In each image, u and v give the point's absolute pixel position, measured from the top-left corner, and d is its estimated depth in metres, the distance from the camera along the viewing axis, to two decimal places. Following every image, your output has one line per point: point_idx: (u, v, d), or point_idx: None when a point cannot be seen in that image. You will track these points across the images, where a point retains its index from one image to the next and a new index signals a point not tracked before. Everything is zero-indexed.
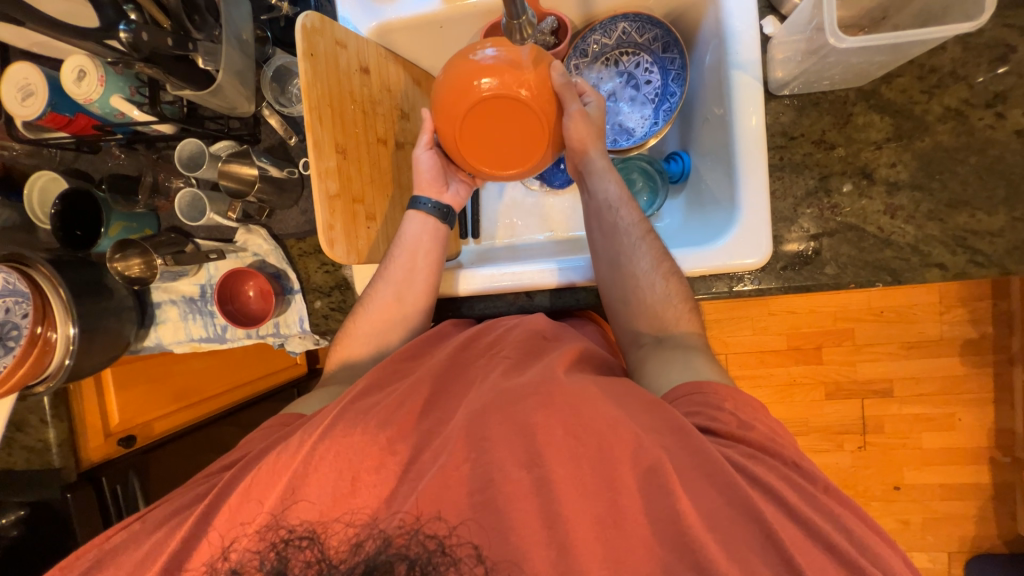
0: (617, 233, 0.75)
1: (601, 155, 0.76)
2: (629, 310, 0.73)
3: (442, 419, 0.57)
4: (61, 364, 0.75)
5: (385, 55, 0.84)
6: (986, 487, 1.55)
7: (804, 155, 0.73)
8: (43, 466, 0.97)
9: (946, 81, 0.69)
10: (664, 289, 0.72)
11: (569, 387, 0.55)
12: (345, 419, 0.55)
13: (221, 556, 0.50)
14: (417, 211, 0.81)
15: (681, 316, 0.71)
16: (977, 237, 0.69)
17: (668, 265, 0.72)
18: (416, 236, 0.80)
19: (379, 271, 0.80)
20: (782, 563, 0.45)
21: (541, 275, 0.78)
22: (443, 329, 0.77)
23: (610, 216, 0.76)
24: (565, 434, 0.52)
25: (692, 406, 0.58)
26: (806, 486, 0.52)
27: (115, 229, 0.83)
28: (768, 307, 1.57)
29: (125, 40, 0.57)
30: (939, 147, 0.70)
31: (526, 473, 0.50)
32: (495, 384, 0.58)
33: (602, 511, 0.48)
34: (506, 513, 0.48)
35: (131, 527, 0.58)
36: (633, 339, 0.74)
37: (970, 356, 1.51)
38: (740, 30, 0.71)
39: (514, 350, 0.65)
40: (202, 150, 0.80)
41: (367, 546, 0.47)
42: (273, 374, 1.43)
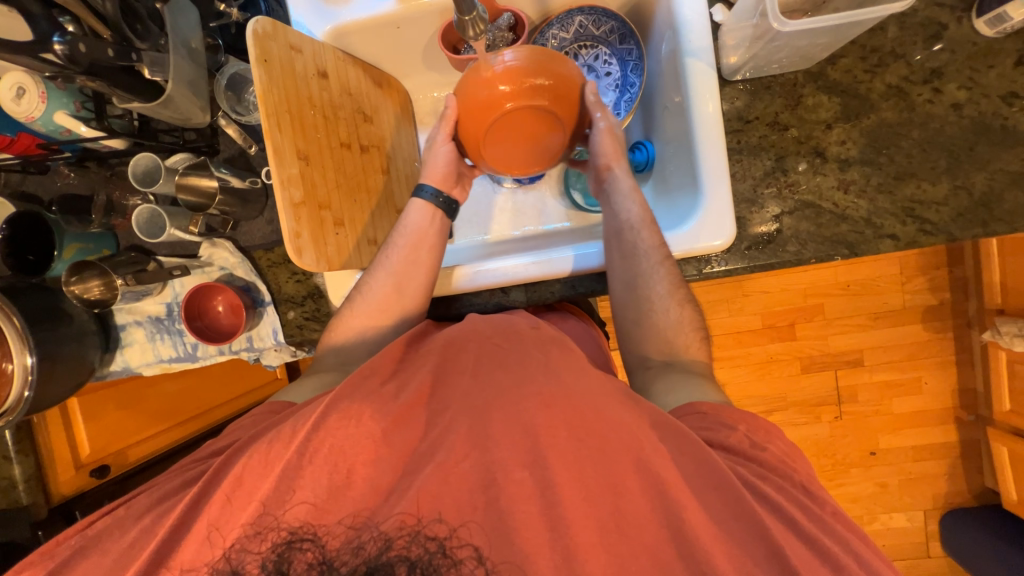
0: (637, 255, 0.74)
1: (626, 175, 0.78)
2: (641, 334, 0.75)
3: (440, 409, 0.56)
4: (20, 396, 0.72)
5: (342, 58, 0.83)
6: (953, 446, 1.63)
7: (760, 137, 0.75)
8: (7, 506, 0.93)
9: (887, 59, 0.72)
10: (676, 316, 0.73)
11: (563, 385, 0.55)
12: (342, 405, 0.54)
13: (223, 557, 0.49)
14: (421, 200, 0.81)
15: (691, 343, 0.73)
16: (924, 207, 0.72)
17: (684, 292, 0.73)
18: (417, 224, 0.80)
19: (376, 260, 0.80)
20: (760, 531, 0.48)
21: (524, 268, 0.79)
22: (426, 329, 0.74)
23: (632, 237, 0.75)
24: (569, 436, 0.52)
25: (703, 423, 0.60)
26: (778, 480, 0.55)
27: (70, 251, 0.79)
28: (741, 288, 1.61)
29: (61, 53, 0.54)
30: (885, 123, 0.73)
31: (528, 474, 0.50)
32: (480, 377, 0.57)
33: (595, 499, 0.49)
34: (507, 510, 0.48)
35: (116, 512, 0.57)
36: (640, 361, 0.76)
37: (931, 322, 1.58)
38: (691, 19, 0.73)
39: (504, 338, 0.64)
40: (157, 163, 0.76)
41: (369, 548, 0.47)
42: (253, 392, 1.37)
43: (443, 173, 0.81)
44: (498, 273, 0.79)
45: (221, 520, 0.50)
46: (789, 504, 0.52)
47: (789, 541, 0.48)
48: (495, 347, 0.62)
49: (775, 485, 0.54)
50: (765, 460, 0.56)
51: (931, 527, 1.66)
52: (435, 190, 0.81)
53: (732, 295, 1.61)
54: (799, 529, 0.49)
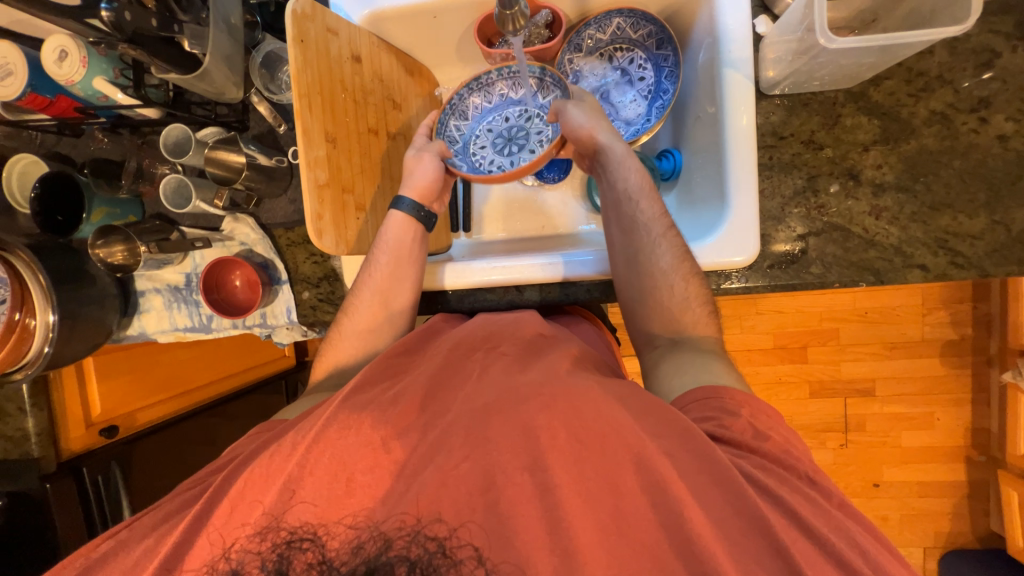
0: (637, 226, 0.74)
1: (620, 145, 0.75)
2: (646, 315, 0.74)
3: (440, 410, 0.57)
4: (40, 351, 0.74)
5: (377, 44, 0.83)
6: (961, 484, 1.59)
7: (793, 155, 0.73)
8: (20, 457, 0.96)
9: (933, 84, 0.70)
10: (682, 293, 0.72)
11: (570, 390, 0.55)
12: (339, 417, 0.55)
13: (223, 556, 0.49)
14: (398, 211, 0.79)
15: (699, 320, 0.72)
16: (958, 239, 0.70)
17: (690, 266, 0.72)
18: (391, 236, 0.78)
19: (363, 266, 0.79)
20: (772, 548, 0.47)
21: (545, 270, 0.78)
22: (435, 326, 0.78)
23: (631, 206, 0.75)
24: (569, 437, 0.51)
25: (707, 411, 0.59)
26: (805, 488, 0.53)
27: (97, 215, 0.81)
28: (754, 306, 1.58)
29: (108, 19, 0.56)
30: (925, 150, 0.71)
31: (528, 476, 0.50)
32: (492, 382, 0.58)
33: (596, 502, 0.49)
34: (507, 514, 0.48)
35: (117, 537, 0.58)
36: (647, 340, 0.76)
37: (950, 357, 1.54)
38: (732, 29, 0.71)
39: (511, 346, 0.65)
40: (189, 135, 0.77)
41: (368, 548, 0.46)
42: (262, 366, 1.43)
43: (425, 185, 0.79)
44: (516, 271, 0.79)
45: (224, 522, 0.51)
46: (791, 495, 0.51)
47: (791, 536, 0.48)
48: (499, 356, 0.64)
49: (774, 476, 0.53)
50: (763, 447, 0.56)
51: (931, 565, 1.62)
52: (411, 202, 0.79)
53: (745, 313, 1.59)
54: (800, 521, 0.49)
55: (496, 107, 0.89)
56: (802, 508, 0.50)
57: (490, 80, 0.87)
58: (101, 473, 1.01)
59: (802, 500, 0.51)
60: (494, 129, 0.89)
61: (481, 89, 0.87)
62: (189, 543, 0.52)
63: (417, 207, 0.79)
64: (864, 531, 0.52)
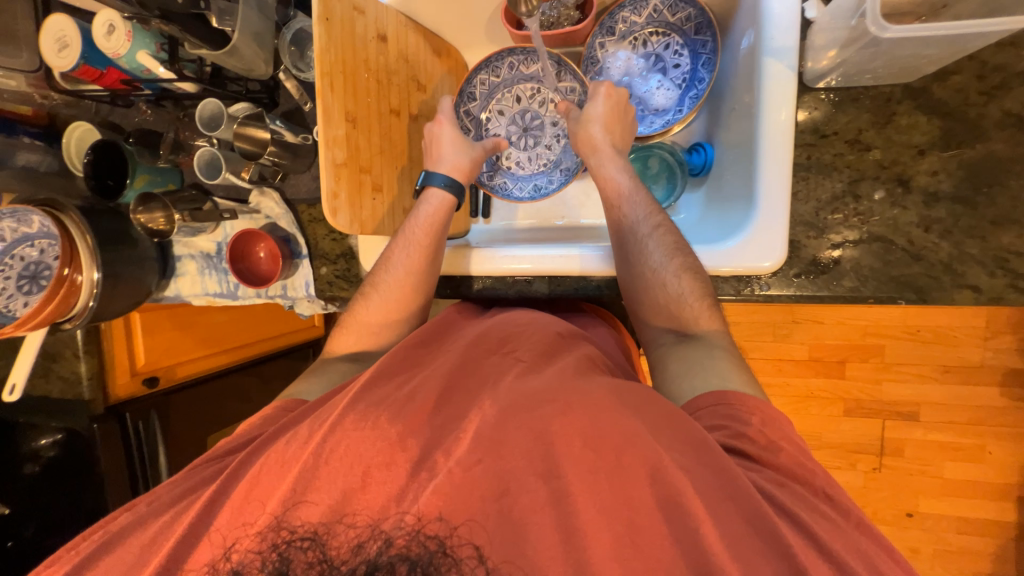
0: (626, 230, 0.73)
1: (607, 149, 0.76)
2: (645, 306, 0.71)
3: (457, 415, 0.56)
4: (85, 306, 0.81)
5: (405, 23, 0.82)
6: (1009, 527, 1.46)
7: (835, 155, 0.67)
8: (74, 398, 1.06)
9: (1012, 82, 0.61)
10: (676, 288, 0.68)
11: (585, 395, 0.53)
12: (354, 412, 0.54)
13: (223, 556, 0.50)
14: (435, 189, 0.81)
15: (700, 315, 0.67)
16: (1021, 260, 0.62)
17: (683, 261, 0.69)
18: (433, 212, 0.79)
19: (394, 237, 0.80)
20: (788, 565, 0.44)
21: (568, 260, 0.79)
22: (449, 317, 0.79)
23: (614, 212, 0.75)
24: (584, 445, 0.49)
25: (714, 418, 0.56)
26: (838, 521, 0.49)
27: (140, 181, 0.85)
28: (792, 314, 1.49)
29: None
30: (993, 157, 0.62)
31: (542, 484, 0.48)
32: (505, 390, 0.56)
33: (610, 511, 0.47)
34: (521, 521, 0.47)
35: (136, 511, 0.59)
36: (653, 338, 0.72)
37: (1012, 387, 1.40)
38: (778, 13, 0.65)
39: (528, 352, 0.65)
40: (222, 109, 0.80)
41: (369, 547, 0.46)
42: (292, 333, 1.50)
43: (467, 167, 0.83)
44: (535, 261, 0.80)
45: (225, 522, 0.52)
46: (816, 522, 0.48)
47: (811, 558, 0.45)
48: (514, 362, 0.63)
49: (789, 493, 0.50)
50: (772, 458, 0.53)
51: None
52: (446, 178, 0.81)
53: (781, 321, 1.50)
54: (826, 551, 0.45)
55: (502, 85, 0.91)
56: (824, 532, 0.47)
57: (499, 59, 0.89)
58: (142, 420, 1.12)
59: (823, 523, 0.48)
60: (505, 111, 0.93)
61: (489, 68, 0.90)
62: (196, 530, 0.52)
63: (457, 186, 0.81)
64: (888, 559, 0.48)
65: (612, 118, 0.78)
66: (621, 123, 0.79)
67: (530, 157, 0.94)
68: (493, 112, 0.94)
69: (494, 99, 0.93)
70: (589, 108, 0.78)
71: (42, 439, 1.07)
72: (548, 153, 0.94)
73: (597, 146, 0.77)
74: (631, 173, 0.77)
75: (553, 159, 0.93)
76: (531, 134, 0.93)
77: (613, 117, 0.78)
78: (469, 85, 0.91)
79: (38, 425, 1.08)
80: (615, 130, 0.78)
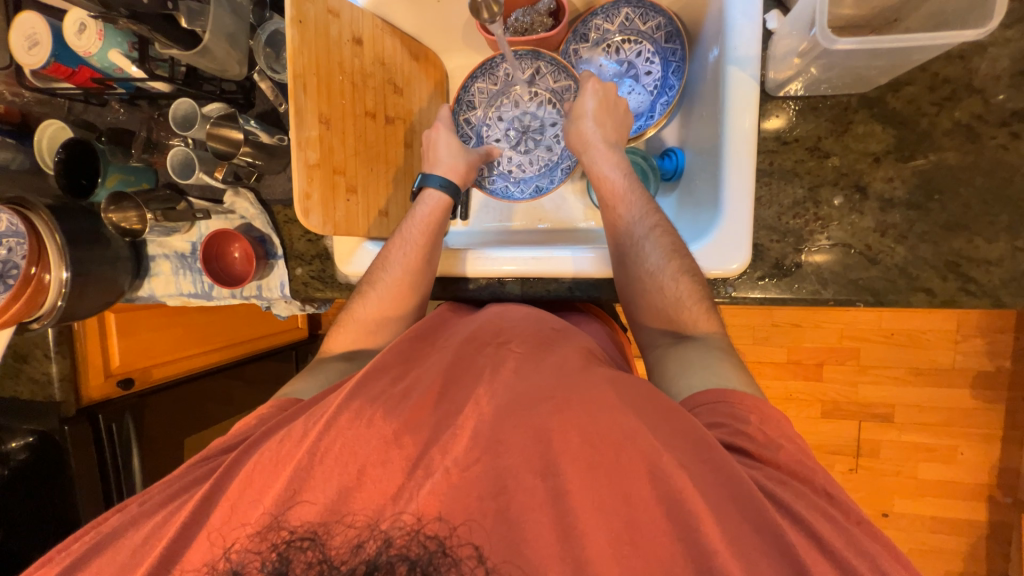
0: (621, 228, 0.74)
1: (600, 147, 0.77)
2: (643, 310, 0.72)
3: (455, 409, 0.55)
4: (53, 305, 0.80)
5: (381, 27, 0.83)
6: (979, 525, 1.50)
7: (795, 162, 0.69)
8: (45, 399, 1.04)
9: (960, 93, 0.64)
10: (674, 292, 0.69)
11: (586, 394, 0.53)
12: (350, 410, 0.54)
13: (223, 556, 0.49)
14: (431, 190, 0.83)
15: (698, 318, 0.68)
16: (972, 264, 0.65)
17: (683, 265, 0.69)
18: (429, 213, 0.82)
19: (393, 237, 0.82)
20: (788, 563, 0.44)
21: (557, 262, 0.80)
22: (442, 316, 0.80)
23: (609, 212, 0.76)
24: (582, 441, 0.49)
25: (715, 417, 0.57)
26: (840, 519, 0.49)
27: (112, 180, 0.85)
28: (770, 317, 1.51)
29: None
30: (943, 165, 0.65)
31: (540, 481, 0.48)
32: (503, 386, 0.56)
33: (609, 510, 0.47)
34: (518, 520, 0.47)
35: (129, 510, 0.57)
36: (651, 342, 0.73)
37: (982, 389, 1.44)
38: (740, 23, 0.67)
39: (522, 343, 0.65)
40: (195, 109, 0.80)
41: (369, 548, 0.46)
42: (273, 335, 1.52)
43: (464, 170, 0.85)
44: (523, 262, 0.81)
45: (225, 520, 0.51)
46: (812, 514, 0.48)
47: (806, 548, 0.45)
48: (511, 353, 0.63)
49: (795, 493, 0.51)
50: (777, 458, 0.54)
51: None
52: (442, 179, 0.83)
53: (760, 323, 1.53)
54: (824, 544, 0.46)
55: (500, 91, 0.92)
56: (824, 529, 0.47)
57: (495, 65, 0.90)
58: (116, 421, 1.09)
59: (822, 519, 0.49)
60: (504, 117, 0.93)
61: (486, 76, 0.91)
62: (192, 526, 0.52)
63: (453, 188, 0.84)
64: (887, 553, 0.49)
65: (601, 114, 0.79)
66: (610, 116, 0.79)
67: (532, 160, 0.94)
68: (492, 118, 0.94)
69: (492, 106, 0.94)
70: (578, 103, 0.80)
71: (14, 442, 1.05)
72: (549, 155, 0.93)
73: (588, 145, 0.78)
74: (624, 167, 0.77)
75: (554, 160, 0.92)
76: (530, 138, 0.93)
77: (605, 116, 0.79)
78: (468, 93, 0.92)
79: (9, 427, 1.05)
80: (604, 123, 0.79)
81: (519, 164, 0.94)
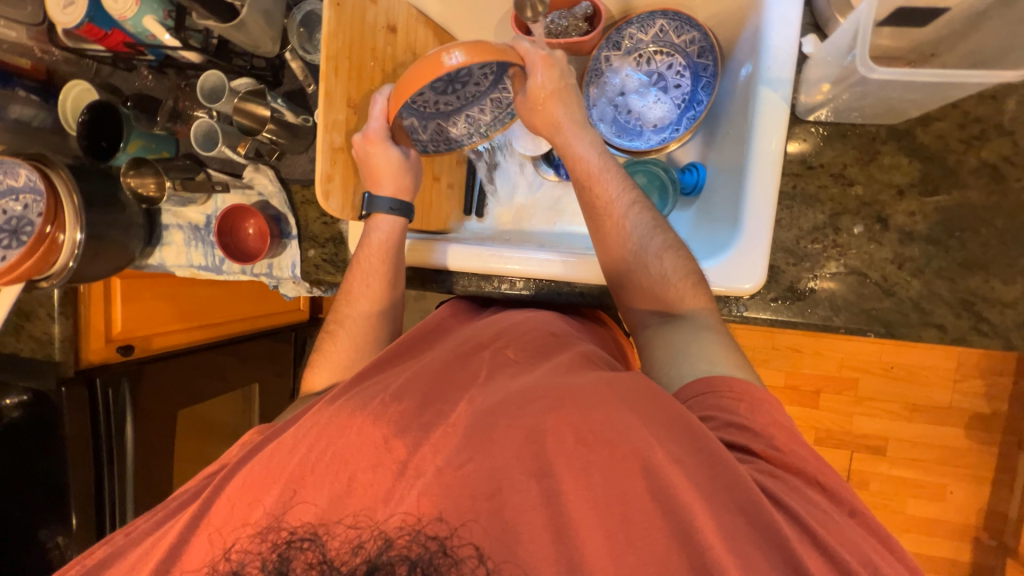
0: (600, 210, 0.72)
1: (574, 124, 0.73)
2: (631, 291, 0.71)
3: (446, 410, 0.53)
4: (65, 266, 0.79)
5: (416, 18, 0.82)
6: (963, 566, 1.49)
7: (819, 187, 0.69)
8: (44, 357, 1.01)
9: (989, 133, 0.64)
10: (659, 268, 0.69)
11: (578, 391, 0.52)
12: (341, 416, 0.52)
13: (223, 556, 0.48)
14: (380, 214, 0.77)
15: (685, 294, 0.67)
16: (986, 304, 0.65)
17: (671, 240, 0.70)
18: (386, 239, 0.77)
19: (352, 266, 0.79)
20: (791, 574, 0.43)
21: (546, 264, 0.78)
22: (443, 323, 0.77)
23: (588, 193, 0.73)
24: (576, 441, 0.48)
25: (704, 409, 0.56)
26: (856, 533, 0.48)
27: (134, 145, 0.86)
28: (771, 339, 1.50)
29: None
30: (967, 204, 0.65)
31: (535, 483, 0.46)
32: (499, 387, 0.55)
33: (607, 512, 0.46)
34: (516, 524, 0.45)
35: (115, 541, 0.57)
36: (639, 321, 0.72)
37: (977, 430, 1.44)
38: (777, 45, 0.68)
39: (519, 350, 0.63)
40: (224, 82, 0.81)
41: (368, 548, 0.45)
42: (275, 316, 1.54)
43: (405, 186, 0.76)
44: (514, 261, 0.79)
45: (225, 520, 0.50)
46: (830, 530, 0.46)
47: (806, 549, 0.44)
48: (507, 359, 0.61)
49: (803, 498, 0.49)
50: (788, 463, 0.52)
51: None
52: (392, 202, 0.76)
53: (761, 344, 1.52)
54: (838, 565, 0.44)
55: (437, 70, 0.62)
56: (834, 538, 0.46)
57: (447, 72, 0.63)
58: (112, 386, 1.07)
59: (836, 530, 0.47)
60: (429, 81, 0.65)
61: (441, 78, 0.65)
62: (197, 528, 0.51)
63: (404, 207, 0.77)
64: (879, 546, 0.49)
65: (562, 94, 0.71)
66: (573, 93, 0.72)
67: (460, 100, 0.72)
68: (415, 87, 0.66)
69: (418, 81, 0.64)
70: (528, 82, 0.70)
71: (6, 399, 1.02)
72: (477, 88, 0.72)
73: (558, 125, 0.72)
74: (600, 147, 0.73)
75: (484, 90, 0.72)
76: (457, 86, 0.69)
77: (572, 86, 0.72)
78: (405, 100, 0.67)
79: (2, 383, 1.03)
80: (569, 101, 0.72)
81: (447, 109, 0.73)
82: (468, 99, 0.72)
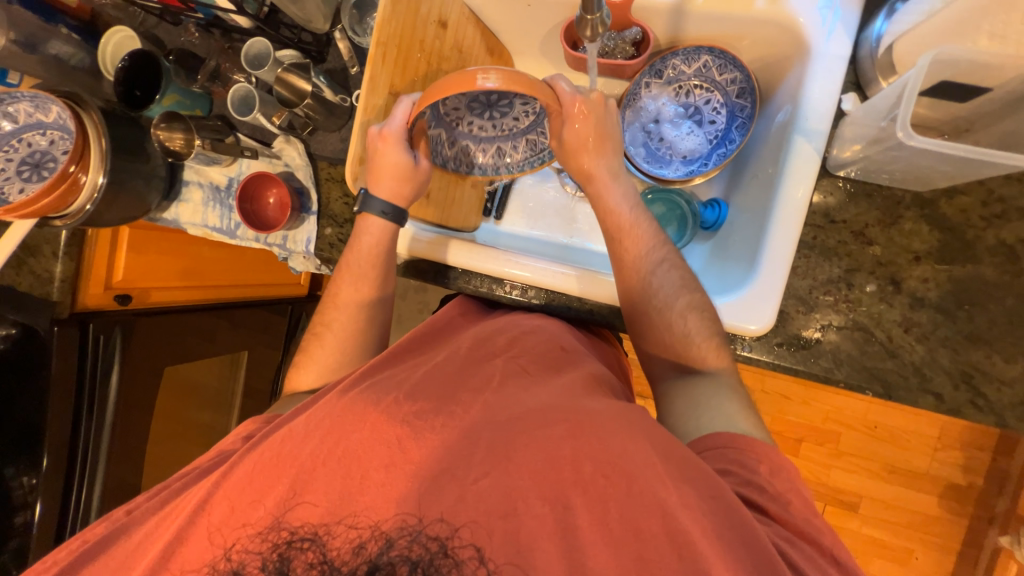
0: (626, 265, 0.73)
1: (608, 173, 0.74)
2: (651, 341, 0.72)
3: (457, 412, 0.53)
4: (82, 208, 0.78)
5: (467, 17, 0.83)
6: None
7: (838, 241, 0.70)
8: (41, 295, 0.97)
9: (1010, 214, 0.66)
10: (682, 327, 0.69)
11: (592, 416, 0.52)
12: (357, 410, 0.52)
13: (223, 555, 0.48)
14: (371, 213, 0.76)
15: (707, 354, 0.68)
16: (985, 379, 0.66)
17: (699, 299, 0.70)
18: (375, 243, 0.77)
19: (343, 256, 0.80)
20: None
21: (563, 277, 0.78)
22: (451, 320, 0.78)
23: (617, 246, 0.74)
24: (594, 471, 0.48)
25: (725, 463, 0.56)
26: None
27: (169, 100, 0.85)
28: (762, 383, 1.50)
29: None
30: (980, 279, 0.67)
31: (549, 509, 0.46)
32: (512, 399, 0.55)
33: (619, 547, 0.45)
34: (521, 542, 0.45)
35: (116, 519, 0.56)
36: (660, 375, 0.73)
37: (949, 500, 1.45)
38: (815, 98, 0.69)
39: (531, 360, 0.63)
40: (269, 50, 0.83)
41: (369, 548, 0.45)
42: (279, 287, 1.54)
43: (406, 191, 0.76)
44: (527, 271, 0.79)
45: (225, 519, 0.50)
46: None
47: None
48: (519, 369, 0.61)
49: (803, 554, 0.50)
50: (787, 514, 0.53)
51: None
52: (384, 205, 0.76)
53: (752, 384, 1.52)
54: None
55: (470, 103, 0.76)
56: None
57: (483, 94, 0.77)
58: (104, 333, 1.03)
59: None
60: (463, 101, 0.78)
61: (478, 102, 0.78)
62: (197, 514, 0.51)
63: (397, 212, 0.77)
64: None
65: (593, 145, 0.72)
66: (607, 141, 0.73)
67: (496, 130, 0.81)
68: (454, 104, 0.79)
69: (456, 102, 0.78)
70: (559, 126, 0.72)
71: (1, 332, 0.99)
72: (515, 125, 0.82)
73: (591, 176, 0.74)
74: (632, 199, 0.74)
75: (521, 129, 0.82)
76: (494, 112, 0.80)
77: (611, 134, 0.74)
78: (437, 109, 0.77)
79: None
80: (606, 150, 0.73)
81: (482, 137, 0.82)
82: (503, 132, 0.82)
